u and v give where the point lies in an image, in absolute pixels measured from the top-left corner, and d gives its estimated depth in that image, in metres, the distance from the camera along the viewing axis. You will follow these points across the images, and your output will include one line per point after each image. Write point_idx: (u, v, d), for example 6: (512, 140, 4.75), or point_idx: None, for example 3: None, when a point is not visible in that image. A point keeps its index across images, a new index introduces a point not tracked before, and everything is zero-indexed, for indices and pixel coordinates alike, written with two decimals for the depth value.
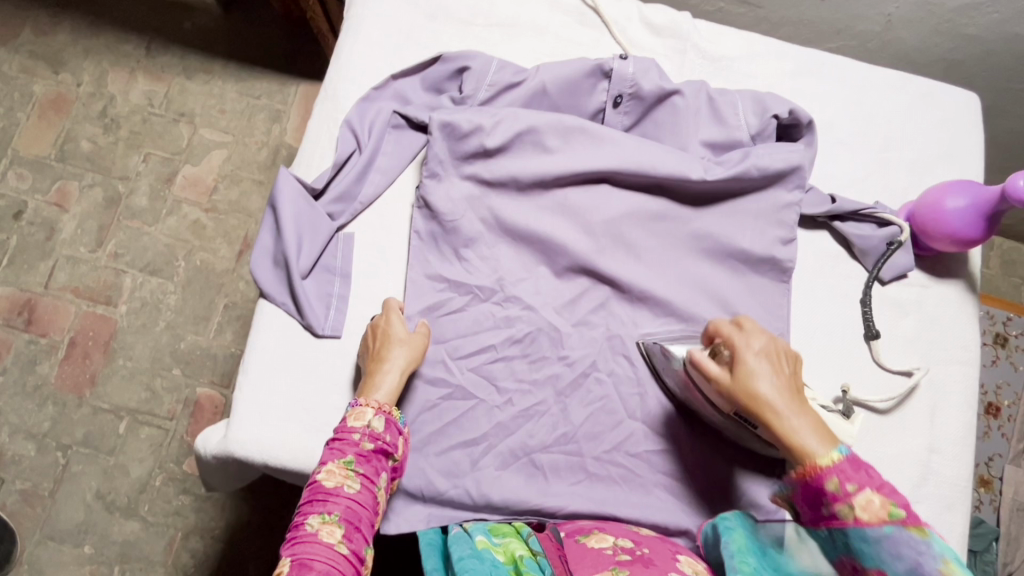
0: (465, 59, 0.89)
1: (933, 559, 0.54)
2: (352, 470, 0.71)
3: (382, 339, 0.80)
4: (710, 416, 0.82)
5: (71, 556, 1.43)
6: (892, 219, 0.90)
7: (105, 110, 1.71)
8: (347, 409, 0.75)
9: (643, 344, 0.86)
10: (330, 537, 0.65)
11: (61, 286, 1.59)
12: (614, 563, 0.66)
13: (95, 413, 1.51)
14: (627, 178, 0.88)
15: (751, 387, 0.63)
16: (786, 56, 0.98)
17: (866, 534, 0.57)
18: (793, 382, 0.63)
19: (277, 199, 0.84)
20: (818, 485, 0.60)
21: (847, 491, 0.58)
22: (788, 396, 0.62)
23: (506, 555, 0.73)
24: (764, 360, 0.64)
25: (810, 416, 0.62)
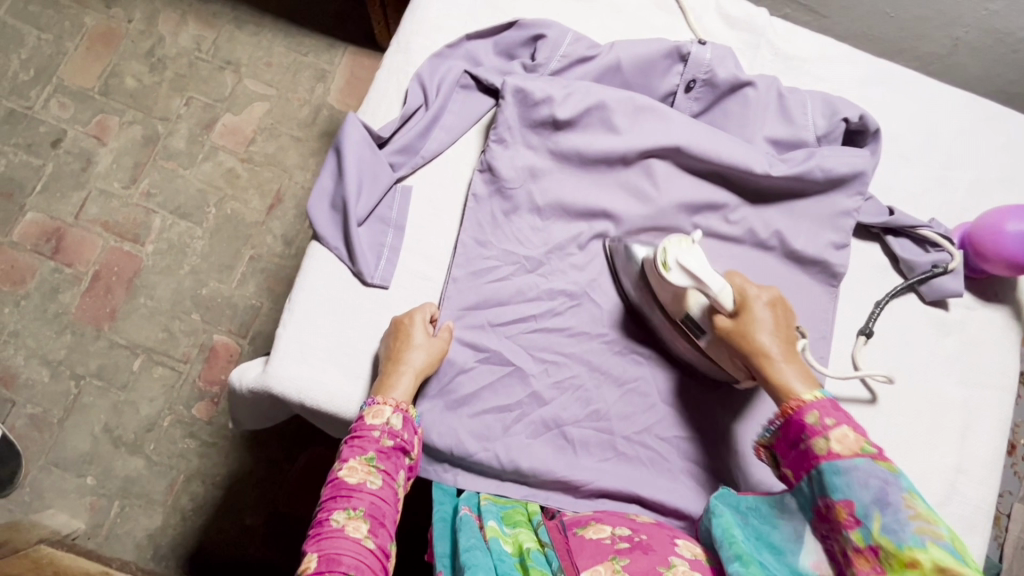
0: (542, 27, 0.89)
1: (899, 489, 0.58)
2: (374, 466, 0.71)
3: (402, 339, 0.79)
4: (655, 318, 0.84)
5: (73, 485, 1.44)
6: (947, 245, 0.89)
7: (153, 50, 1.71)
8: (364, 408, 0.75)
9: (613, 245, 0.86)
10: (356, 532, 0.65)
11: (91, 218, 1.60)
12: (614, 551, 0.66)
13: (112, 347, 1.52)
14: (692, 165, 0.88)
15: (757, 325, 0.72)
16: (857, 63, 0.97)
17: (839, 465, 0.60)
18: (789, 339, 0.72)
19: (342, 143, 0.84)
20: (800, 419, 0.64)
21: (825, 425, 0.63)
22: (785, 347, 0.71)
23: (514, 546, 0.72)
24: (769, 311, 0.73)
25: (799, 365, 0.70)
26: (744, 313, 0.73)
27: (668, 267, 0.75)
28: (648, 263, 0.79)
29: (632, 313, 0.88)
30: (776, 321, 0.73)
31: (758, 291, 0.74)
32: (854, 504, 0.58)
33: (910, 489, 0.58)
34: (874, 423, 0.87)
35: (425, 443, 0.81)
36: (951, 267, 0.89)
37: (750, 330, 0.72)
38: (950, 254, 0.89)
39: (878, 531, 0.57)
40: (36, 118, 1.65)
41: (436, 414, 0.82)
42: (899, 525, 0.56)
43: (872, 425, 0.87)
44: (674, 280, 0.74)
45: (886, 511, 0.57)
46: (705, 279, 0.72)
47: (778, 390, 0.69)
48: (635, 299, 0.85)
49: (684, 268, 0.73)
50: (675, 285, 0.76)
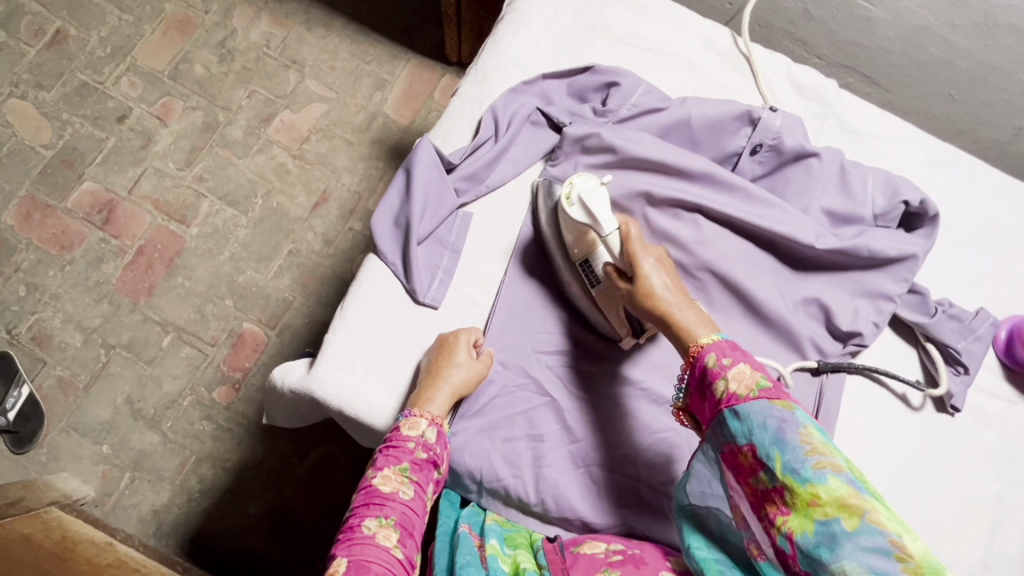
0: (616, 76, 0.92)
1: (796, 425, 0.58)
2: (406, 477, 0.72)
3: (445, 355, 0.80)
4: (555, 259, 0.86)
5: (88, 451, 1.47)
6: (942, 377, 0.89)
7: (225, 41, 1.78)
8: (400, 419, 0.76)
9: (539, 182, 0.90)
10: (387, 541, 0.66)
11: (143, 195, 1.65)
12: (606, 564, 0.70)
13: (145, 321, 1.56)
14: (748, 228, 0.88)
15: (647, 279, 0.74)
16: (921, 143, 0.98)
17: (737, 409, 0.62)
18: (680, 285, 0.74)
19: (412, 164, 0.86)
20: (701, 366, 0.66)
21: (723, 365, 0.64)
22: (680, 293, 0.73)
23: (512, 566, 0.74)
24: (656, 269, 0.75)
25: (699, 311, 0.72)
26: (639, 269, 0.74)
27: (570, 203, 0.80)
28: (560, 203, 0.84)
29: (539, 248, 0.89)
30: (668, 274, 0.74)
31: (643, 248, 0.76)
32: (757, 447, 0.59)
33: (809, 423, 0.58)
34: (901, 504, 0.86)
35: (455, 462, 0.82)
36: (935, 390, 0.88)
37: (647, 284, 0.73)
38: (941, 380, 0.89)
39: (779, 470, 0.57)
40: (105, 93, 1.72)
41: (471, 434, 0.83)
42: (800, 463, 0.56)
43: (899, 506, 0.86)
44: (574, 216, 0.79)
45: (786, 449, 0.57)
46: (599, 220, 0.77)
47: (681, 336, 0.70)
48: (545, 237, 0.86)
49: (586, 207, 0.78)
50: (575, 222, 0.80)
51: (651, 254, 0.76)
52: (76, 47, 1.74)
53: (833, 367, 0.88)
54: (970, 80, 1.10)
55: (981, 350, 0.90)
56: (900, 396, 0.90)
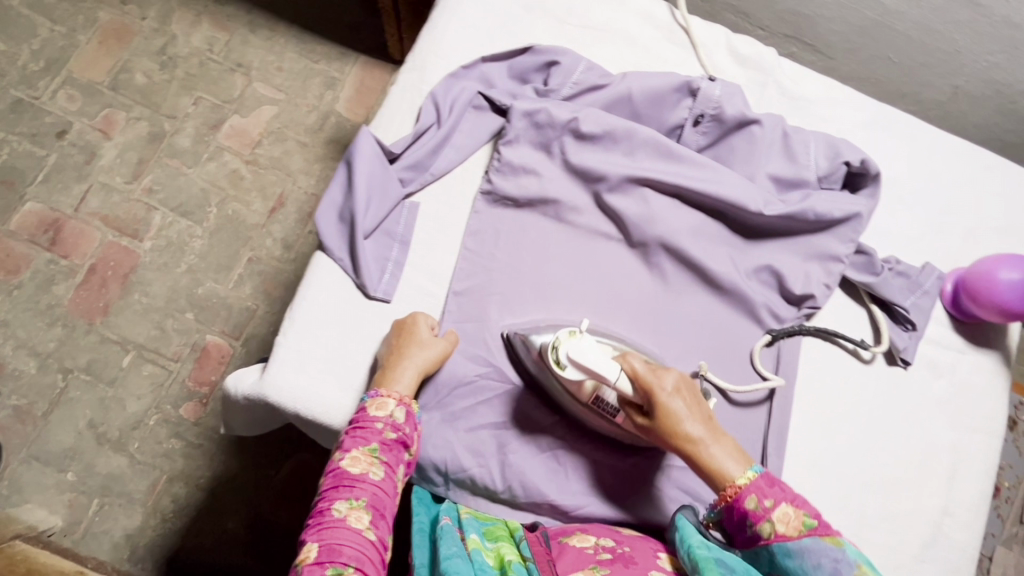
0: (556, 54, 0.91)
1: (848, 564, 0.61)
2: (376, 457, 0.70)
3: (406, 336, 0.79)
4: (560, 399, 0.82)
5: (52, 481, 1.42)
6: (886, 332, 0.91)
7: (165, 48, 1.72)
8: (366, 399, 0.74)
9: (511, 334, 0.83)
10: (358, 523, 0.65)
11: (91, 211, 1.59)
12: (596, 561, 0.69)
13: (102, 342, 1.51)
14: (695, 198, 0.89)
15: (671, 415, 0.69)
16: (860, 106, 0.99)
17: (789, 547, 0.63)
18: (704, 412, 0.71)
19: (354, 155, 0.85)
20: (739, 505, 0.66)
21: (765, 508, 0.64)
22: (704, 424, 0.70)
23: (497, 559, 0.72)
24: (678, 402, 0.70)
25: (726, 441, 0.69)
26: (657, 406, 0.70)
27: (564, 365, 0.76)
28: (546, 356, 0.79)
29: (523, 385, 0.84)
30: (690, 405, 0.70)
31: (660, 380, 0.71)
32: None
33: (859, 561, 0.62)
34: (863, 459, 0.88)
35: (420, 456, 0.81)
36: (878, 346, 0.91)
37: (670, 423, 0.70)
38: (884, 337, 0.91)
39: None
40: (42, 108, 1.65)
41: (433, 426, 0.82)
42: None
43: (860, 461, 0.88)
44: (571, 376, 0.76)
45: None
46: (601, 371, 0.72)
47: (713, 477, 0.68)
48: (538, 380, 0.83)
49: (578, 364, 0.74)
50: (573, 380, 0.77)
51: (665, 383, 0.71)
52: (7, 63, 1.67)
53: (785, 334, 0.89)
54: (907, 43, 1.12)
55: (928, 304, 0.92)
56: (850, 352, 0.92)
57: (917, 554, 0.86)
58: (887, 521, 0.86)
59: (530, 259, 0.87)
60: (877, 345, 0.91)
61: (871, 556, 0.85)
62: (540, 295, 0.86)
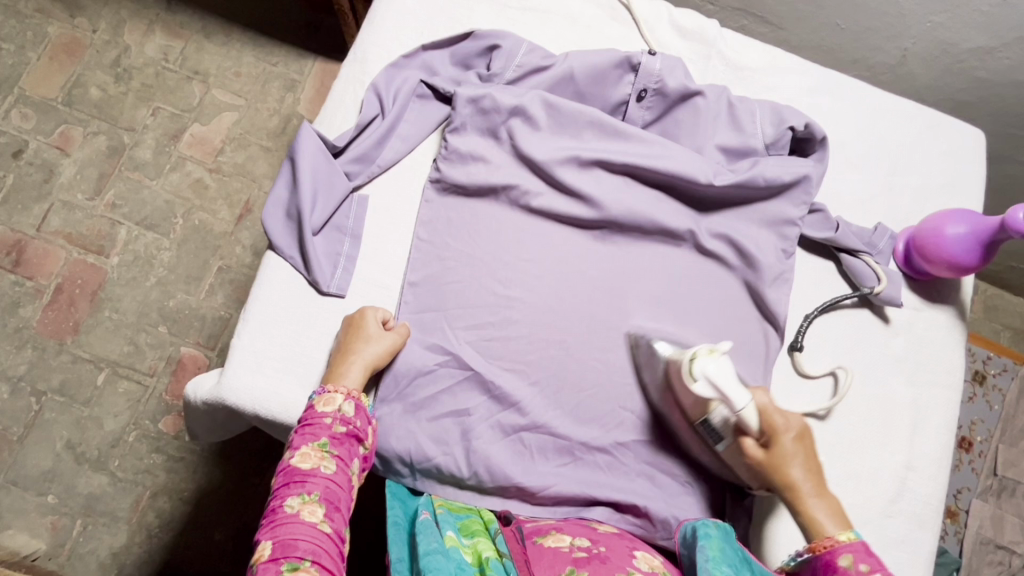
0: (496, 38, 0.90)
1: None
2: (327, 452, 0.70)
3: (354, 331, 0.79)
4: (671, 420, 0.83)
5: (33, 505, 1.40)
6: (875, 271, 0.92)
7: (118, 59, 1.69)
8: (314, 397, 0.74)
9: (634, 333, 0.86)
10: (312, 517, 0.65)
11: (53, 230, 1.57)
12: (571, 562, 0.67)
13: (74, 361, 1.49)
14: (644, 174, 0.89)
15: (787, 459, 0.73)
16: (806, 74, 1.00)
17: None
18: (816, 467, 0.74)
19: (297, 152, 0.84)
20: (832, 560, 0.67)
21: (858, 569, 0.65)
22: (813, 478, 0.73)
23: (474, 556, 0.72)
24: (797, 445, 0.74)
25: (829, 498, 0.72)
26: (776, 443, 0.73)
27: (693, 378, 0.74)
28: (676, 365, 0.78)
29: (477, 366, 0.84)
30: (805, 454, 0.74)
31: (785, 422, 0.74)
32: None
33: None
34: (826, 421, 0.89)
35: (383, 448, 0.81)
36: (879, 286, 0.91)
37: (784, 464, 0.73)
38: (879, 277, 0.92)
39: None
40: None
41: (395, 417, 0.82)
42: None
43: (823, 423, 0.89)
44: (701, 392, 0.73)
45: None
46: (729, 395, 0.72)
47: (809, 525, 0.71)
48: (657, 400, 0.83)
49: (712, 384, 0.72)
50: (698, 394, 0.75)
51: (793, 428, 0.74)
52: None
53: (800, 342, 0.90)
54: (853, 8, 1.12)
55: (882, 263, 0.93)
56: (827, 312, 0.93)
57: (884, 511, 0.87)
58: (853, 480, 0.88)
59: (485, 245, 0.86)
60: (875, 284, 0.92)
61: None
62: (497, 280, 0.85)
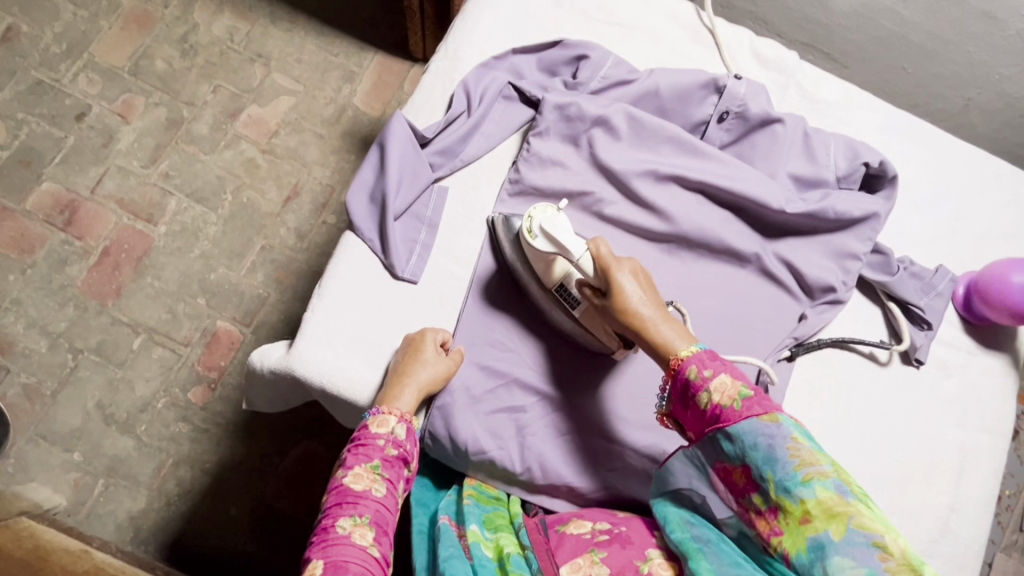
0: (585, 49, 0.93)
1: (783, 437, 0.63)
2: (378, 474, 0.72)
3: (411, 354, 0.79)
4: (530, 290, 0.85)
5: (59, 460, 1.43)
6: (904, 332, 0.93)
7: (186, 36, 1.74)
8: (368, 417, 0.76)
9: (494, 217, 0.88)
10: (362, 540, 0.67)
11: (106, 194, 1.61)
12: (593, 544, 0.71)
13: (113, 324, 1.52)
14: (718, 194, 0.91)
15: (624, 294, 0.73)
16: (878, 111, 1.02)
17: (731, 428, 0.66)
18: (656, 297, 0.74)
19: (387, 139, 0.87)
20: (682, 377, 0.69)
21: (704, 377, 0.68)
22: (656, 306, 0.73)
23: (495, 551, 0.74)
24: (633, 278, 0.74)
25: (674, 322, 0.73)
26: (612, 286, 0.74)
27: (535, 236, 0.80)
28: (521, 235, 0.83)
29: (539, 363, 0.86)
30: (644, 287, 0.74)
31: (618, 261, 0.75)
32: (751, 469, 0.64)
33: (793, 432, 0.64)
34: (871, 455, 0.90)
35: (442, 435, 0.82)
36: (898, 345, 0.92)
37: (622, 301, 0.73)
38: (904, 335, 0.93)
39: (773, 491, 0.62)
40: (63, 91, 1.66)
41: (458, 408, 0.83)
42: (789, 482, 0.61)
43: (868, 456, 0.90)
44: (541, 247, 0.79)
45: (776, 466, 0.62)
46: (568, 246, 0.78)
47: (659, 349, 0.72)
48: (513, 266, 0.86)
49: (549, 237, 0.78)
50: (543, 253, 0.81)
51: (623, 265, 0.75)
52: (30, 44, 1.69)
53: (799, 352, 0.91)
54: (922, 53, 1.14)
55: (942, 305, 0.94)
56: (868, 356, 0.94)
57: (924, 550, 0.88)
58: (895, 516, 0.88)
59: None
60: (896, 345, 0.93)
61: None
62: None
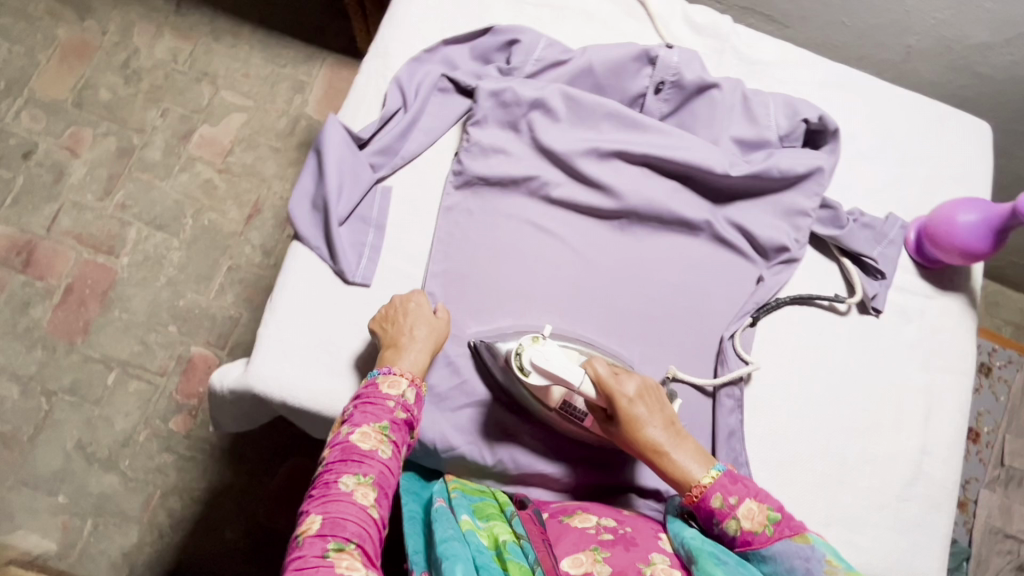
0: (516, 33, 0.92)
1: (818, 561, 0.65)
2: (386, 435, 0.70)
3: (410, 317, 0.80)
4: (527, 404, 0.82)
5: (45, 505, 1.40)
6: (857, 283, 0.94)
7: (128, 61, 1.71)
8: (378, 376, 0.75)
9: (475, 341, 0.83)
10: (364, 499, 0.64)
11: (64, 231, 1.58)
12: (597, 541, 0.69)
13: (85, 361, 1.49)
14: (661, 165, 0.91)
15: (636, 424, 0.73)
16: (817, 68, 1.02)
17: (764, 552, 0.67)
18: (667, 419, 0.74)
19: (323, 144, 0.86)
20: (705, 505, 0.69)
21: (730, 505, 0.68)
22: (667, 430, 0.74)
23: (491, 539, 0.71)
24: (640, 404, 0.74)
25: (687, 444, 0.73)
26: (621, 411, 0.74)
27: (528, 372, 0.77)
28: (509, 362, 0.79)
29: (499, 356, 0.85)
30: (653, 410, 0.74)
31: (621, 386, 0.75)
32: None
33: (828, 555, 0.65)
34: (841, 408, 0.91)
35: None
36: (853, 297, 0.93)
37: (634, 429, 0.74)
38: (855, 287, 0.94)
39: None
40: (7, 130, 1.63)
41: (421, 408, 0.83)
42: None
43: (838, 410, 0.91)
44: (536, 382, 0.76)
45: None
46: (566, 377, 0.74)
47: (676, 478, 0.72)
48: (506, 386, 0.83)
49: (543, 372, 0.75)
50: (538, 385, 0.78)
51: (627, 390, 0.75)
52: None
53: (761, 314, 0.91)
54: (859, 5, 1.14)
55: (895, 253, 0.95)
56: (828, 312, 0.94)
57: (900, 495, 0.89)
58: (868, 465, 0.89)
59: (505, 237, 0.88)
60: (851, 297, 0.94)
61: (854, 498, 0.88)
62: (518, 269, 0.87)
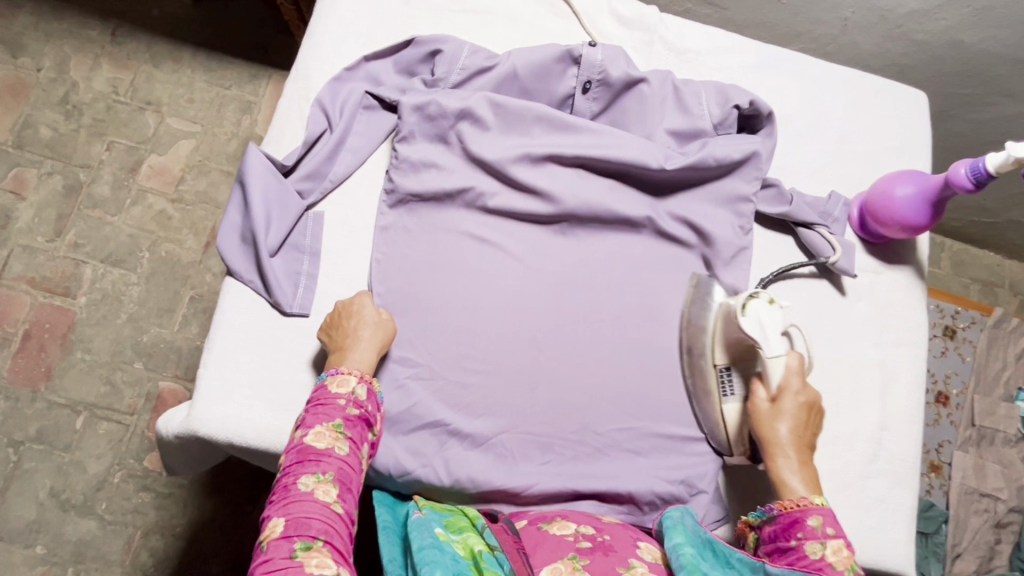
0: (438, 42, 0.90)
1: None
2: (341, 433, 0.69)
3: (352, 318, 0.79)
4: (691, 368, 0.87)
5: (22, 558, 1.37)
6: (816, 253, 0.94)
7: (67, 96, 1.66)
8: (326, 378, 0.74)
9: (699, 275, 0.91)
10: (326, 496, 0.64)
11: (16, 276, 1.53)
12: (575, 550, 0.68)
13: (50, 408, 1.46)
14: (593, 165, 0.90)
15: (784, 419, 0.77)
16: (750, 51, 1.01)
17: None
18: (809, 444, 0.77)
19: (246, 175, 0.84)
20: (801, 518, 0.70)
21: (824, 532, 0.69)
22: (802, 445, 0.76)
23: (466, 550, 0.69)
24: (798, 411, 0.77)
25: (810, 469, 0.75)
26: (780, 399, 0.78)
27: (746, 311, 0.81)
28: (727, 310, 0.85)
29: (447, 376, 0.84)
30: (806, 424, 0.77)
31: (799, 386, 0.79)
32: None
33: None
34: None
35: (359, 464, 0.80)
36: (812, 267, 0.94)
37: (777, 421, 0.77)
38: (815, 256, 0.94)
39: None
40: None
41: None
42: None
43: None
44: (747, 327, 0.81)
45: None
46: (770, 342, 0.80)
47: (781, 483, 0.74)
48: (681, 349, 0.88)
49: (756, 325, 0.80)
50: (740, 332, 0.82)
51: (802, 391, 0.78)
52: None
53: None
54: None
55: (840, 231, 0.95)
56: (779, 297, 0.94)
57: (864, 473, 0.89)
58: (830, 447, 0.89)
59: (445, 251, 0.86)
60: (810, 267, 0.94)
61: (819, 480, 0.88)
62: (460, 284, 0.85)
